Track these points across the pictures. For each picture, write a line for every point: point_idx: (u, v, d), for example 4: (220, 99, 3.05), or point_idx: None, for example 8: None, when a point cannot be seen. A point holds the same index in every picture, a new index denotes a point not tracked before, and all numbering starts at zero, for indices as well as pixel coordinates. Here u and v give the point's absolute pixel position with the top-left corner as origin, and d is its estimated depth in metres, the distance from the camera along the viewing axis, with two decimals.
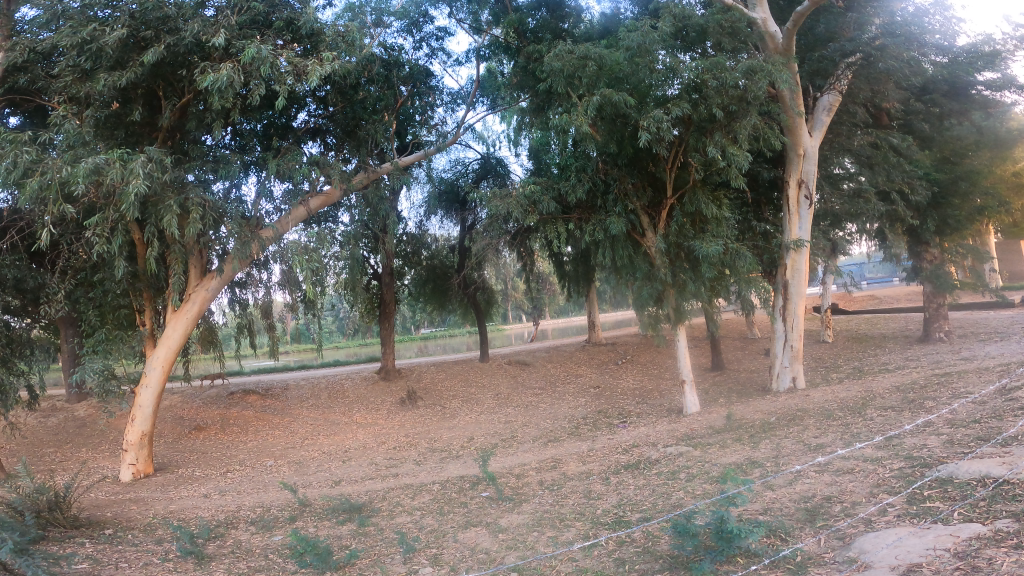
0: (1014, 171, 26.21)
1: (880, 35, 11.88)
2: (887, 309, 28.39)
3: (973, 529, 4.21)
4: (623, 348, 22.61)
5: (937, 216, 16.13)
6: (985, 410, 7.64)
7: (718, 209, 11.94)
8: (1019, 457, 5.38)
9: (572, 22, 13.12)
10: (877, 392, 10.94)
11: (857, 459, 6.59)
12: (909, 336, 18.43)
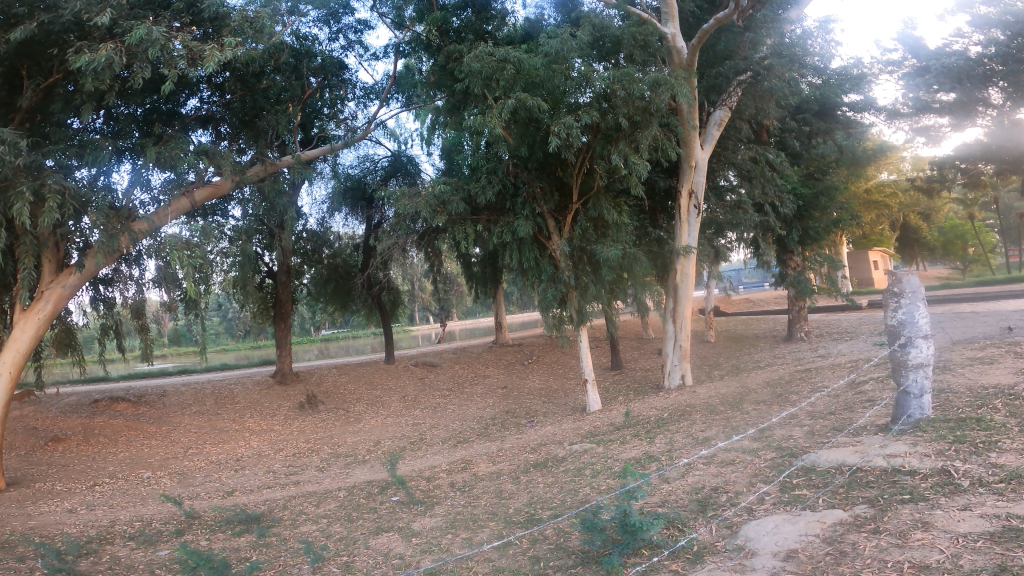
0: (865, 188, 29.62)
1: (770, 55, 12.83)
2: (762, 311, 30.88)
3: (836, 515, 4.65)
4: (529, 349, 22.97)
5: (801, 227, 17.55)
6: (838, 402, 8.49)
7: (619, 215, 12.47)
8: (869, 446, 6.00)
9: (496, 25, 13.02)
10: (752, 388, 11.83)
11: (737, 450, 7.07)
12: (781, 335, 20.09)
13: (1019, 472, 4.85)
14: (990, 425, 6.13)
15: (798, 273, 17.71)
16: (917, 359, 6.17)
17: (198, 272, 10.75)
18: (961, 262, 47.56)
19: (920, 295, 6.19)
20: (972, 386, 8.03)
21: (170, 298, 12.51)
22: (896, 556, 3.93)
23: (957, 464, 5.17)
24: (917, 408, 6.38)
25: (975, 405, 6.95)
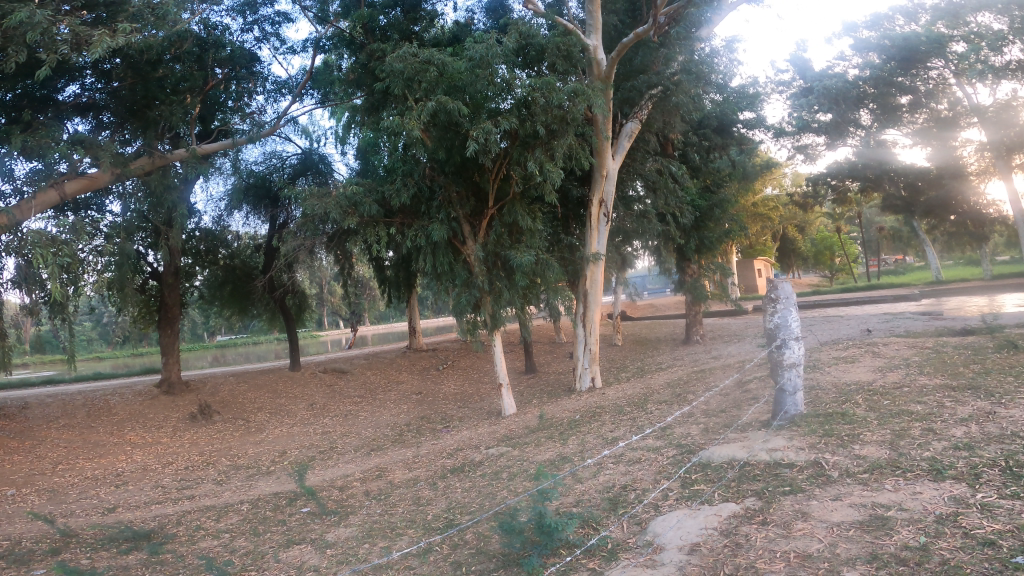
0: (753, 202, 31.94)
1: (680, 71, 13.48)
2: (662, 315, 32.48)
3: (730, 508, 4.94)
4: (444, 353, 22.83)
5: (697, 237, 18.50)
6: (728, 400, 9.07)
7: (533, 221, 12.66)
8: (755, 440, 6.43)
9: (424, 26, 12.91)
10: (655, 388, 12.39)
11: (642, 448, 7.35)
12: (680, 339, 21.17)
13: (879, 462, 5.40)
14: (852, 419, 6.78)
15: (695, 281, 18.72)
16: (790, 359, 6.73)
17: (67, 270, 9.83)
18: (830, 271, 52.37)
19: (792, 300, 6.72)
20: (837, 383, 8.87)
21: (33, 301, 11.29)
22: (783, 546, 4.22)
23: (828, 456, 5.66)
24: (792, 405, 6.93)
25: (842, 401, 7.68)
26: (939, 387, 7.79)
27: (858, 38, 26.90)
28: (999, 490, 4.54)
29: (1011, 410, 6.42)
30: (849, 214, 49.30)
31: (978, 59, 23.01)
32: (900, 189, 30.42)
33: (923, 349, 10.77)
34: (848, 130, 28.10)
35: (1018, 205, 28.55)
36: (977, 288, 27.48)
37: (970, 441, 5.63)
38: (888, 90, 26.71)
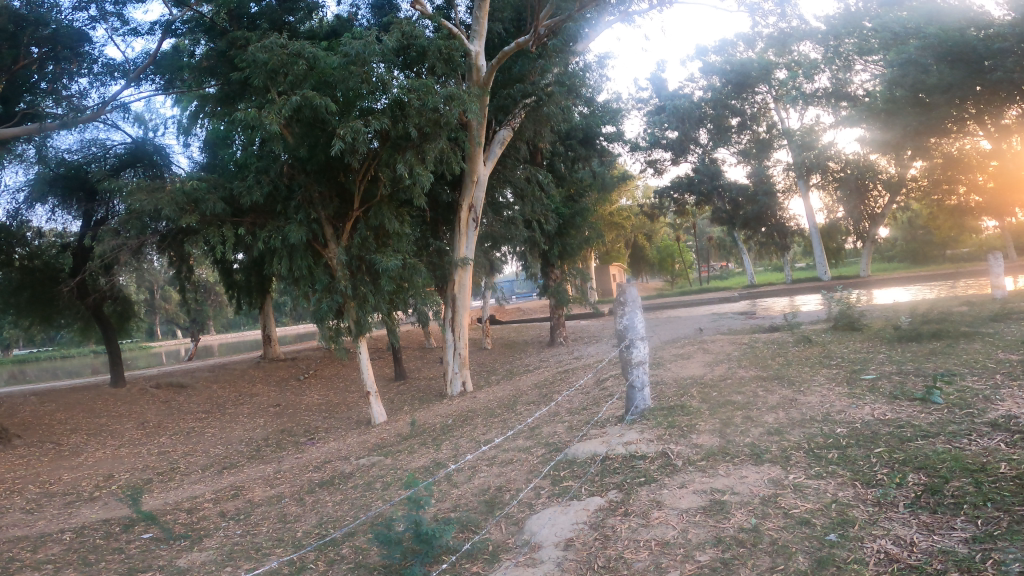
0: (610, 211, 33.95)
1: (554, 83, 13.94)
2: (527, 319, 33.40)
3: (597, 502, 5.18)
4: (304, 362, 21.72)
5: (561, 243, 19.25)
6: (588, 398, 9.53)
7: (400, 225, 12.45)
8: (614, 435, 6.82)
9: (300, 17, 12.28)
10: (524, 390, 12.72)
11: (513, 449, 7.49)
12: (545, 341, 21.88)
13: (713, 449, 5.98)
14: (690, 410, 7.45)
15: (558, 285, 19.46)
16: (637, 357, 7.23)
17: None
18: (673, 276, 57.16)
19: (638, 303, 7.23)
20: (677, 377, 9.71)
21: None
22: (645, 535, 4.51)
23: (673, 447, 6.16)
24: (642, 399, 7.45)
25: (681, 394, 8.41)
26: (754, 378, 8.85)
27: (706, 61, 30.97)
28: (807, 471, 5.22)
29: (809, 397, 7.46)
30: (688, 223, 54.28)
31: (794, 86, 28.63)
32: (725, 203, 32.99)
33: (742, 345, 12.18)
34: (689, 146, 32.16)
35: (815, 220, 33.10)
36: (786, 290, 31.47)
37: (780, 426, 6.45)
38: (724, 112, 31.25)
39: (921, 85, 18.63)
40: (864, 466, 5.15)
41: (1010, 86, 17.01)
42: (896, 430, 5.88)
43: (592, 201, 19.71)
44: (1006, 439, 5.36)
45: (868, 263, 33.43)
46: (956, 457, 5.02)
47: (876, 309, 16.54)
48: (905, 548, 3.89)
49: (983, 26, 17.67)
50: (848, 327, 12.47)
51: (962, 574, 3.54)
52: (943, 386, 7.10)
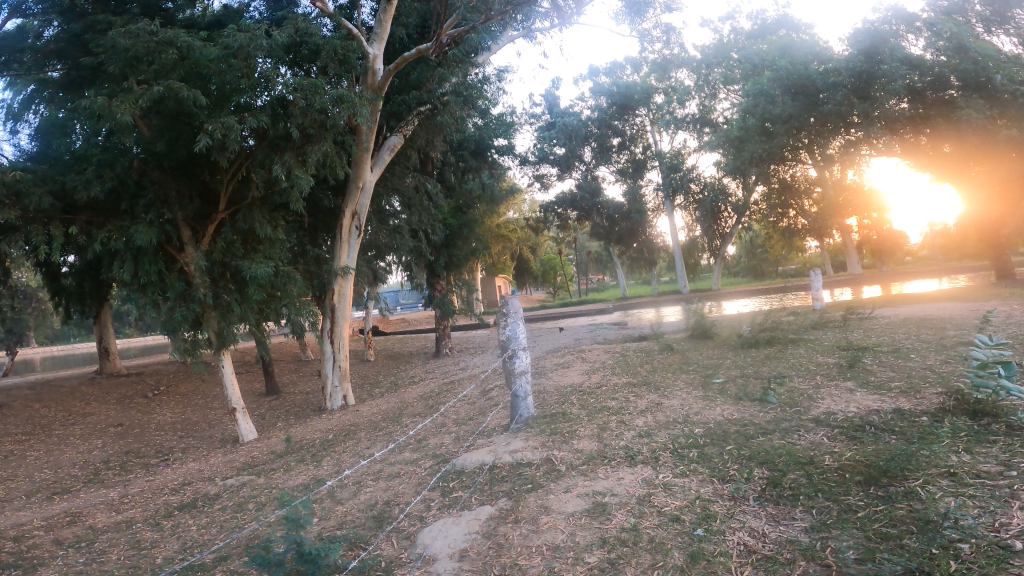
0: (497, 223, 34.46)
1: (450, 93, 13.94)
2: (411, 330, 32.95)
3: (487, 511, 5.19)
4: (153, 377, 19.85)
5: (447, 254, 19.19)
6: (474, 408, 9.55)
7: (273, 230, 11.77)
8: (500, 444, 6.89)
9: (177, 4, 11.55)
10: (409, 402, 12.51)
11: (400, 462, 7.33)
12: (430, 352, 21.65)
13: (593, 453, 6.21)
14: (570, 417, 7.71)
15: (444, 296, 19.35)
16: (519, 367, 7.38)
17: None
18: (553, 289, 59.02)
19: (520, 314, 7.38)
20: (557, 386, 10.00)
21: None
22: (537, 540, 4.58)
23: (556, 453, 6.33)
24: (525, 408, 7.60)
25: (561, 401, 8.68)
26: (626, 384, 9.35)
27: (596, 82, 32.65)
28: (673, 469, 5.58)
29: (671, 400, 8.02)
30: (569, 238, 56.48)
31: (668, 110, 31.63)
32: (603, 219, 34.61)
33: (614, 353, 12.84)
34: (574, 162, 33.72)
35: (677, 238, 35.64)
36: (652, 302, 33.65)
37: (649, 428, 6.86)
38: (607, 131, 32.93)
39: (768, 114, 20.88)
40: (718, 463, 5.61)
41: (836, 120, 19.45)
42: (742, 428, 6.50)
43: (480, 213, 19.89)
44: (828, 432, 6.09)
45: (718, 278, 36.50)
46: (790, 451, 5.62)
47: (725, 319, 18.16)
48: (760, 539, 4.24)
49: (824, 61, 19.93)
50: (702, 336, 13.60)
51: (808, 562, 3.90)
52: (776, 387, 7.96)
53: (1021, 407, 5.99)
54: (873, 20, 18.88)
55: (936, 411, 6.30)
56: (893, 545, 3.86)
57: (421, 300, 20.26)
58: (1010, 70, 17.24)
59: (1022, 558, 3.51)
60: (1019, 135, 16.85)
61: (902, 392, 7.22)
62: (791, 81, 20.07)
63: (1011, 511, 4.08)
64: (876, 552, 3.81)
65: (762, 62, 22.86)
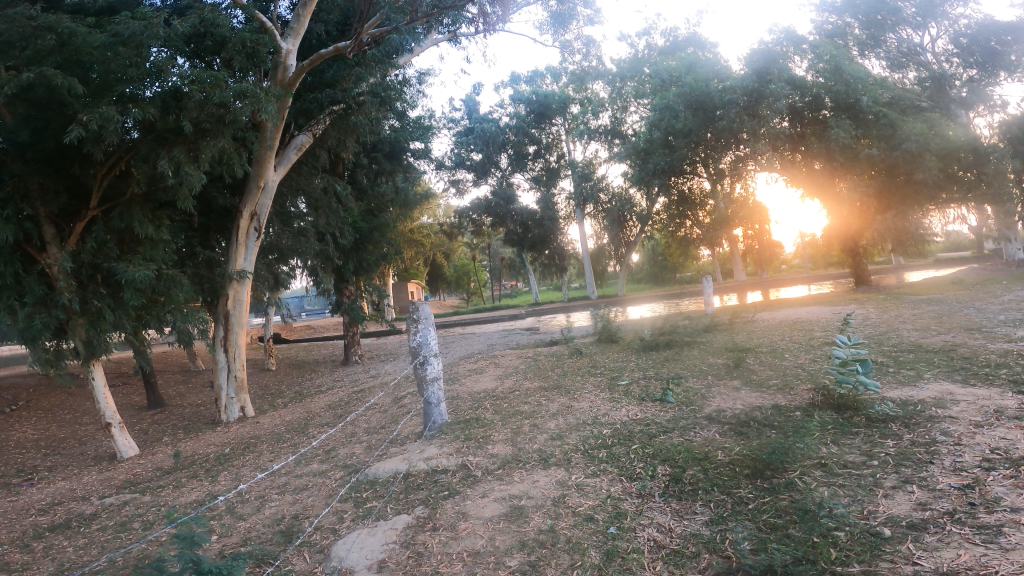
0: (410, 228, 33.99)
1: (366, 94, 13.65)
2: (318, 337, 31.78)
3: (404, 520, 5.09)
4: (15, 392, 17.83)
5: (356, 258, 18.67)
6: (387, 416, 9.33)
7: (156, 230, 10.94)
8: (413, 452, 6.78)
9: None
10: (316, 411, 12.09)
11: (308, 474, 7.02)
12: (337, 361, 20.95)
13: (507, 457, 6.25)
14: (484, 422, 7.72)
15: (352, 301, 18.78)
16: (431, 374, 7.31)
17: None
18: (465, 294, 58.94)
19: (431, 320, 7.30)
20: (470, 392, 9.95)
21: None
22: (456, 547, 4.54)
23: (471, 458, 6.32)
24: (439, 415, 7.53)
25: (475, 407, 8.67)
26: (537, 389, 9.47)
27: (517, 89, 33.09)
28: (585, 470, 5.72)
29: (580, 403, 8.23)
30: (481, 244, 56.75)
31: (583, 120, 32.25)
32: (517, 226, 35.04)
33: (526, 358, 13.03)
34: (490, 169, 34.08)
35: (585, 245, 36.66)
36: (563, 308, 34.38)
37: (561, 431, 6.99)
38: (524, 139, 33.50)
39: (672, 127, 22.01)
40: (626, 462, 5.82)
41: (728, 135, 20.77)
42: (645, 428, 6.78)
43: (392, 218, 19.55)
44: (719, 429, 6.47)
45: (623, 284, 37.89)
46: (689, 448, 5.92)
47: (629, 324, 18.87)
48: (667, 534, 4.43)
49: (723, 79, 21.22)
50: (608, 339, 14.07)
51: (710, 554, 4.11)
52: (674, 387, 8.37)
53: (877, 400, 6.62)
54: (767, 41, 20.20)
55: (808, 406, 6.90)
56: (781, 535, 4.13)
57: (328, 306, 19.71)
58: (874, 93, 19.39)
59: (892, 544, 3.87)
60: (879, 154, 19.32)
61: (778, 390, 7.81)
62: (693, 97, 21.29)
63: (876, 498, 4.52)
64: (767, 543, 4.04)
65: (669, 77, 24.17)
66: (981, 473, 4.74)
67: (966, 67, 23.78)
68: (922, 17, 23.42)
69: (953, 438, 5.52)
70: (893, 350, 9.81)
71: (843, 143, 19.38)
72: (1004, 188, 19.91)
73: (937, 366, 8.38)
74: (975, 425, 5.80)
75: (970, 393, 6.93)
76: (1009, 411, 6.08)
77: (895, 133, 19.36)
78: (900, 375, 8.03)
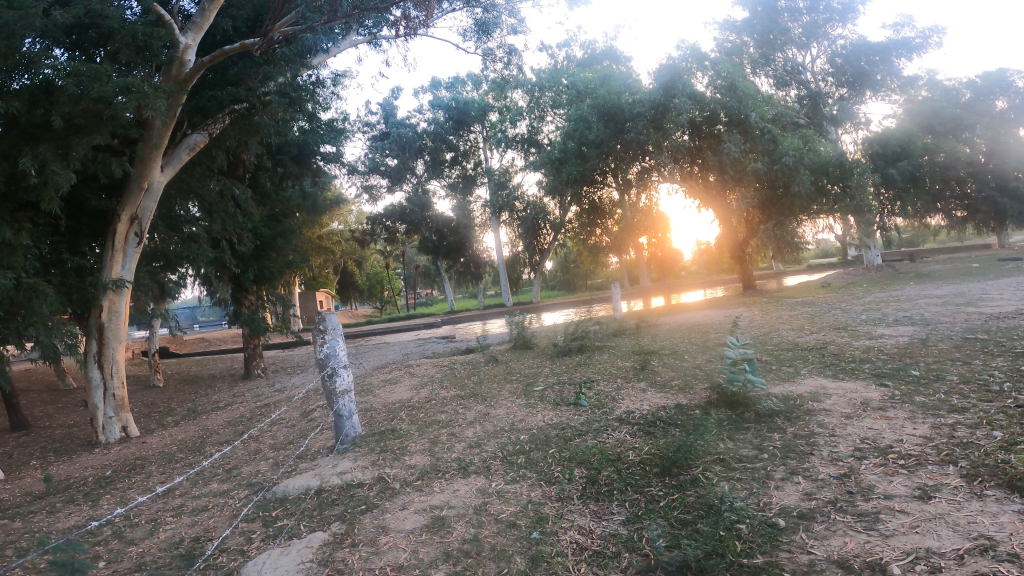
0: (319, 234, 32.82)
1: (271, 94, 13.14)
2: (215, 350, 29.94)
3: (320, 537, 4.88)
4: None
5: (257, 266, 17.66)
6: (295, 431, 8.94)
7: (16, 233, 9.89)
8: (325, 467, 6.54)
9: None
10: (211, 430, 11.30)
11: (207, 495, 6.58)
12: (236, 375, 19.78)
13: (425, 468, 6.16)
14: (400, 433, 7.57)
15: (252, 312, 17.54)
16: (341, 386, 7.07)
17: None
18: (378, 303, 57.71)
19: (338, 331, 7.06)
20: (385, 403, 9.72)
21: None
22: (379, 562, 4.40)
23: (388, 471, 6.18)
24: (351, 427, 7.31)
25: (390, 418, 8.47)
26: (453, 397, 9.41)
27: (437, 95, 32.88)
28: (505, 476, 5.74)
29: (497, 410, 8.24)
30: (394, 252, 55.89)
31: (501, 128, 32.47)
32: (431, 233, 34.79)
33: (442, 367, 12.92)
34: (405, 175, 33.74)
35: (501, 253, 36.92)
36: (477, 316, 34.37)
37: (478, 438, 6.98)
38: (441, 145, 33.40)
39: (585, 137, 22.68)
40: (544, 467, 5.88)
41: (636, 147, 21.65)
42: (561, 431, 6.91)
43: (298, 224, 18.82)
44: (629, 429, 6.68)
45: (537, 292, 38.29)
46: (602, 449, 6.08)
47: (541, 330, 19.10)
48: (589, 536, 4.51)
49: (633, 92, 22.12)
50: (523, 346, 14.26)
51: (631, 553, 4.23)
52: (586, 390, 8.58)
53: (763, 396, 7.07)
54: (674, 57, 21.23)
55: (705, 404, 7.29)
56: (691, 530, 4.30)
57: (225, 318, 18.28)
58: (761, 110, 20.69)
59: (788, 534, 4.14)
60: (763, 168, 20.56)
61: (680, 389, 8.21)
62: (606, 109, 22.04)
63: (769, 490, 4.83)
64: (681, 538, 4.20)
65: (584, 88, 24.93)
66: (855, 462, 5.18)
67: (838, 85, 26.08)
68: (805, 38, 25.79)
69: (828, 430, 6.01)
70: (775, 348, 10.58)
71: (733, 157, 20.53)
72: (864, 201, 22.07)
73: (810, 362, 9.10)
74: (846, 416, 6.35)
75: (840, 386, 7.58)
76: (874, 403, 6.71)
77: (776, 148, 20.73)
78: (781, 372, 8.65)
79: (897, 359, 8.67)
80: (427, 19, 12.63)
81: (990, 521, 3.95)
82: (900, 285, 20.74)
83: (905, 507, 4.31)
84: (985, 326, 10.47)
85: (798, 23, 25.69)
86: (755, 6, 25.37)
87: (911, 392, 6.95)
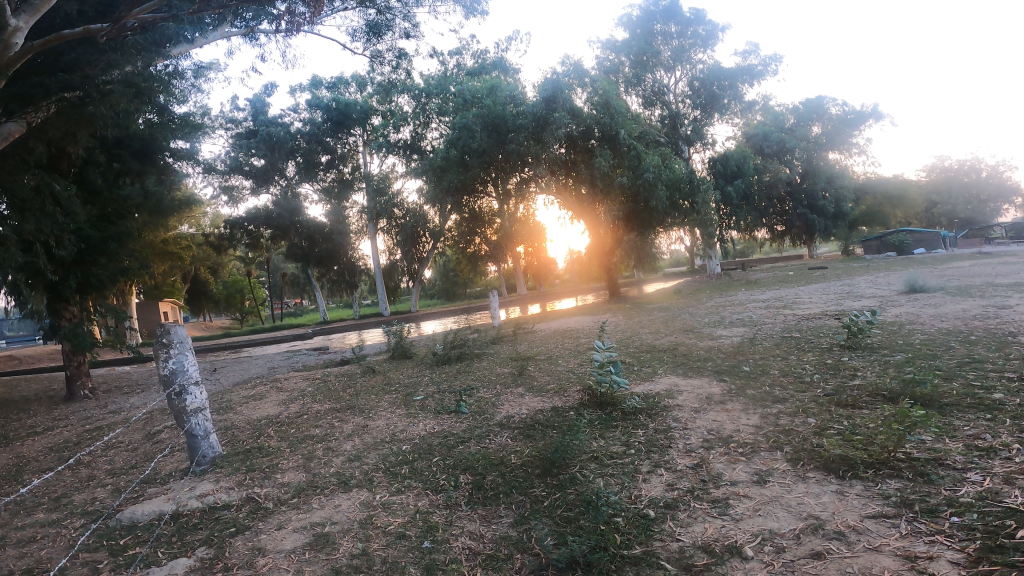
0: (163, 240, 29.63)
1: (115, 83, 11.96)
2: (32, 369, 26.24)
3: (183, 564, 4.47)
4: None
5: (79, 273, 15.14)
6: (138, 455, 8.09)
7: None
8: (180, 490, 5.99)
9: None
10: (28, 458, 9.86)
11: (34, 526, 5.77)
12: (58, 397, 17.43)
13: (300, 485, 5.86)
14: (267, 451, 7.14)
15: (74, 326, 15.17)
16: (193, 404, 6.52)
17: None
18: (239, 313, 53.88)
19: (187, 344, 6.49)
20: (248, 420, 9.08)
21: None
22: None
23: (257, 490, 5.80)
24: (208, 447, 6.79)
25: (254, 437, 7.91)
26: (328, 411, 9.03)
27: (315, 94, 31.44)
28: (389, 489, 5.59)
29: (376, 421, 8.04)
30: (259, 259, 52.62)
31: (384, 134, 31.69)
32: (301, 239, 33.30)
33: (314, 380, 12.30)
34: (273, 176, 31.98)
35: (378, 260, 36.02)
36: (353, 326, 33.30)
37: (357, 451, 6.76)
38: (316, 147, 32.00)
39: (468, 146, 22.73)
40: (429, 476, 5.82)
41: (516, 158, 22.15)
42: (443, 440, 6.86)
43: (137, 226, 17.00)
44: (510, 434, 6.79)
45: (415, 301, 37.60)
46: (485, 455, 6.13)
47: (418, 340, 18.86)
48: (480, 541, 4.52)
49: (518, 104, 22.31)
50: (400, 356, 13.96)
51: (521, 554, 4.28)
52: (466, 398, 8.59)
53: (627, 395, 7.50)
54: (557, 72, 22.03)
55: (578, 405, 7.59)
56: (574, 527, 4.44)
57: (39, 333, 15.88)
58: (629, 128, 22.05)
59: (658, 524, 4.43)
60: (627, 182, 21.94)
61: (555, 393, 8.48)
62: (491, 119, 22.17)
63: (638, 483, 5.13)
64: (566, 536, 4.32)
65: (469, 98, 24.62)
66: (705, 452, 5.65)
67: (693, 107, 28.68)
68: (672, 61, 27.80)
69: (682, 424, 6.49)
70: (637, 351, 11.29)
71: (603, 171, 21.70)
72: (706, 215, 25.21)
73: (666, 362, 9.82)
74: (695, 410, 6.91)
75: (690, 383, 8.24)
76: (717, 397, 7.37)
77: (640, 164, 22.17)
78: (641, 373, 9.23)
79: (733, 356, 9.60)
80: (312, 16, 12.12)
81: (816, 501, 4.46)
82: (736, 292, 23.13)
83: (748, 492, 4.76)
84: (801, 325, 11.98)
85: (669, 46, 27.72)
86: (634, 28, 27.34)
87: (744, 386, 7.72)
